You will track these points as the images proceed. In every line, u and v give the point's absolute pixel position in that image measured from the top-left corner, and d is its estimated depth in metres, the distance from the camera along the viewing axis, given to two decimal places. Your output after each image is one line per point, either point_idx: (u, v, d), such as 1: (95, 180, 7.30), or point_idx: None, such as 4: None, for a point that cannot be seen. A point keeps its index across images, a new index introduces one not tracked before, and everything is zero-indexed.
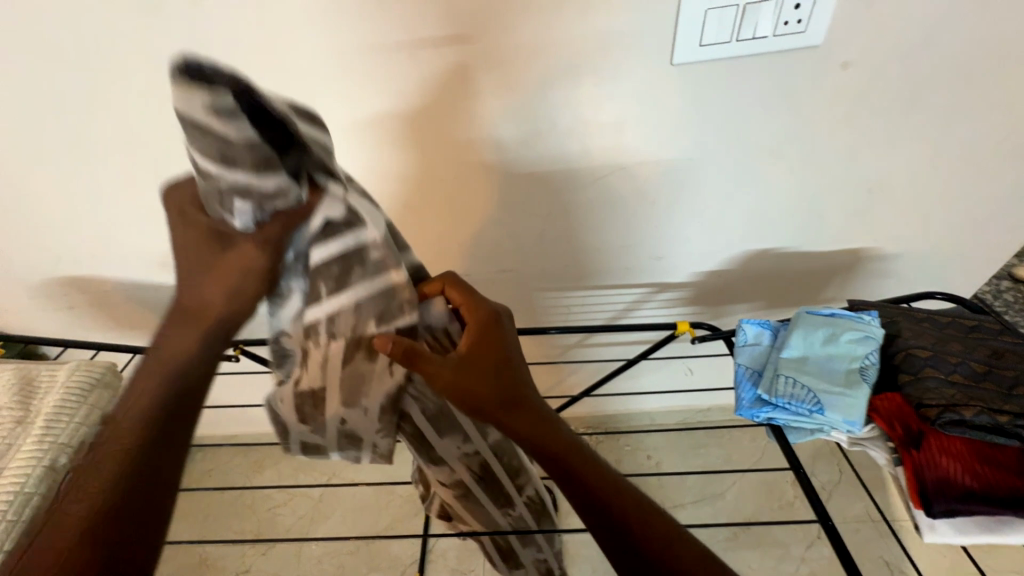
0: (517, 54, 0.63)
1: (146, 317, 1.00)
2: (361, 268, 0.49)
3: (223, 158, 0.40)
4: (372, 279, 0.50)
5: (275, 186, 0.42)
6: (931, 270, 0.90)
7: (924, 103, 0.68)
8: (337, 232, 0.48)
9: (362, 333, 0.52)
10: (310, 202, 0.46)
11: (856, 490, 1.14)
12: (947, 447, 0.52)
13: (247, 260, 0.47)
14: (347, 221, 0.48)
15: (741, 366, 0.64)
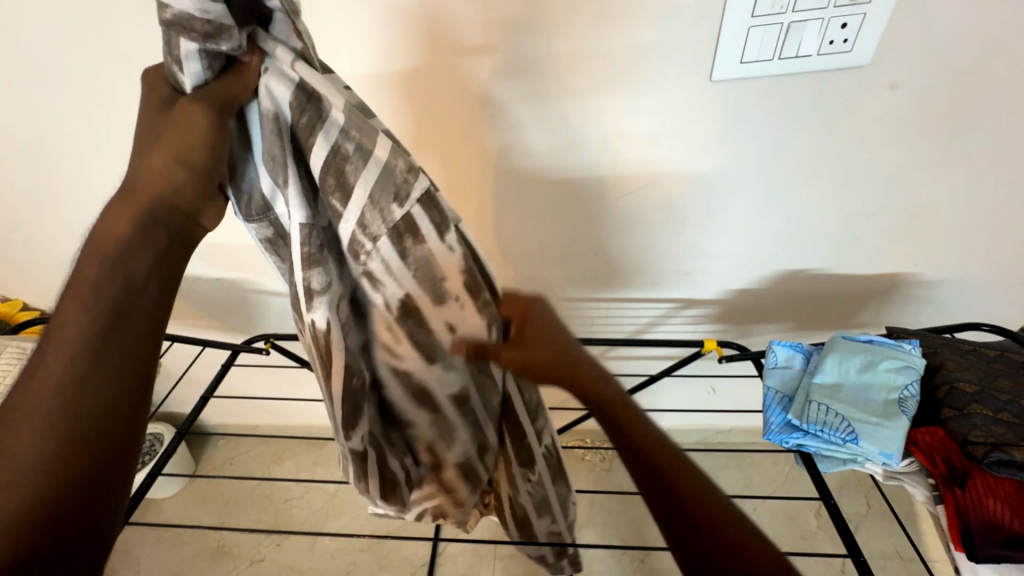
0: (554, 65, 0.64)
1: (182, 307, 1.04)
2: (359, 152, 0.39)
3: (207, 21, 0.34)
4: (367, 172, 0.40)
5: (216, 22, 0.34)
6: (978, 299, 0.86)
7: (977, 125, 0.65)
8: (315, 127, 0.39)
9: (393, 219, 0.41)
10: (277, 86, 0.38)
11: (885, 525, 1.09)
12: (995, 488, 0.49)
13: (197, 129, 0.37)
14: (323, 103, 0.39)
15: (771, 390, 0.62)
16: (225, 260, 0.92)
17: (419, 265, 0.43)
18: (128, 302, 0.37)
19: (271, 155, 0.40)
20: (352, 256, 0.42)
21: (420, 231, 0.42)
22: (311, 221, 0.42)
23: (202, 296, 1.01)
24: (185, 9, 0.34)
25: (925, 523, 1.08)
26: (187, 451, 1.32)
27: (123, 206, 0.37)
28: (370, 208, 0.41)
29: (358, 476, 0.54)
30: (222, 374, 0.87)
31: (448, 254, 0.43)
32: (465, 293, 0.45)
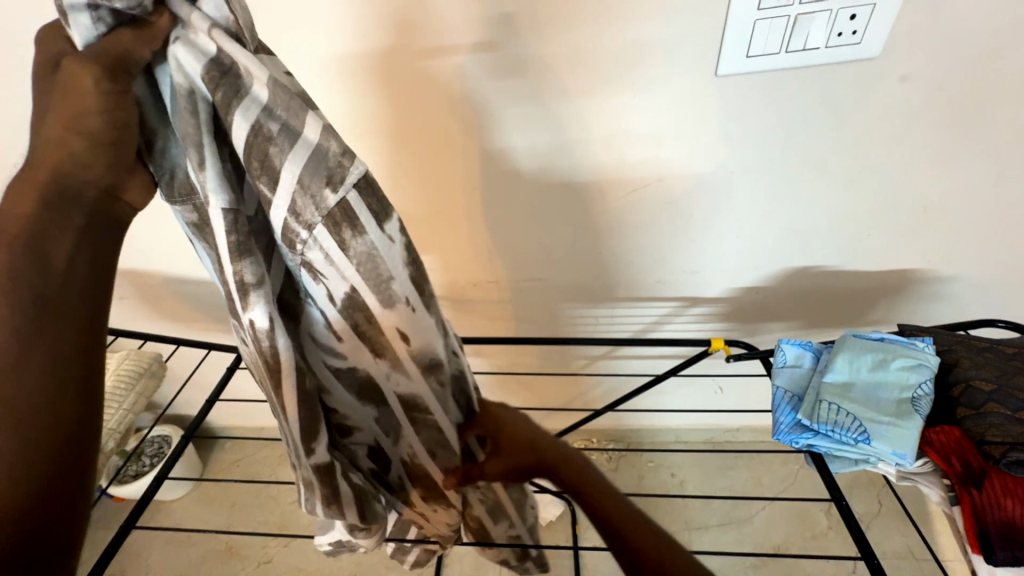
0: (556, 62, 0.63)
1: (189, 311, 1.05)
2: (292, 132, 0.38)
3: None
4: (292, 152, 0.38)
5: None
6: (993, 295, 0.84)
7: (990, 118, 0.64)
8: (231, 103, 0.36)
9: (325, 205, 0.39)
10: (189, 56, 0.36)
11: (897, 524, 1.07)
12: (1012, 488, 0.48)
13: (84, 95, 0.35)
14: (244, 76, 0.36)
15: (779, 389, 0.61)
16: None
17: (359, 258, 0.40)
18: (60, 290, 0.37)
19: (188, 134, 0.37)
20: (287, 243, 0.40)
21: (359, 222, 0.40)
22: (234, 207, 0.39)
23: (207, 300, 1.01)
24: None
25: (939, 523, 1.06)
26: (195, 453, 1.32)
27: (30, 183, 0.37)
28: (299, 193, 0.38)
29: (321, 495, 0.51)
30: (228, 377, 0.87)
31: (388, 246, 0.41)
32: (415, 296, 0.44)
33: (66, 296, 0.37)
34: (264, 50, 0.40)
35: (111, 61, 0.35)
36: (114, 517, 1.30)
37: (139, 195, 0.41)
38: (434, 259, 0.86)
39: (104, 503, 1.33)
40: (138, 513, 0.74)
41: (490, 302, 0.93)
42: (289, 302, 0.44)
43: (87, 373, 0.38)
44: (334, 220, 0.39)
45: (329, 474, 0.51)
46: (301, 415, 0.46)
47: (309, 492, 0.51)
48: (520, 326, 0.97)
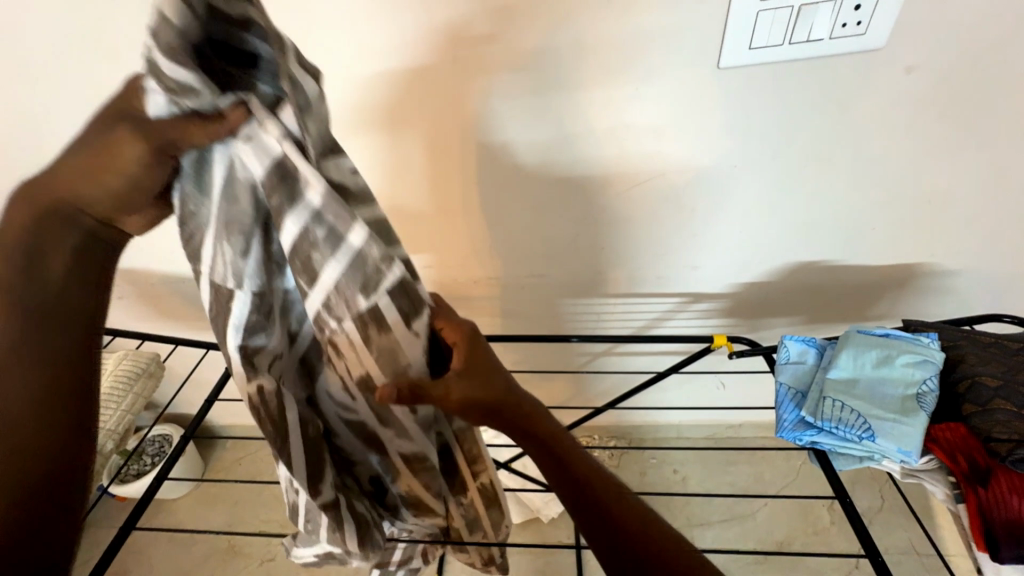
0: (555, 55, 0.62)
1: (187, 310, 1.05)
2: (337, 239, 0.39)
3: (178, 85, 0.33)
4: (332, 259, 0.40)
5: (185, 85, 0.33)
6: (997, 288, 0.83)
7: (996, 109, 0.63)
8: (284, 209, 0.38)
9: (357, 308, 0.42)
10: (253, 156, 0.37)
11: (899, 519, 1.07)
12: (1019, 486, 0.47)
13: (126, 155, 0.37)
14: (303, 185, 0.38)
15: (783, 386, 0.60)
16: None
17: (382, 353, 0.43)
18: (57, 303, 0.42)
19: (235, 216, 0.39)
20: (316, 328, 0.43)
21: (385, 323, 0.42)
22: (262, 288, 0.43)
23: (205, 298, 1.01)
24: (159, 62, 0.32)
25: (941, 517, 1.06)
26: (196, 452, 1.32)
27: (36, 196, 0.39)
28: (334, 294, 0.41)
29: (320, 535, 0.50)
30: (227, 377, 0.86)
31: (411, 342, 0.45)
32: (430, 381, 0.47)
33: (60, 303, 0.42)
34: (326, 152, 0.43)
35: (164, 141, 0.36)
36: (116, 517, 1.30)
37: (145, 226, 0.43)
38: (433, 257, 0.86)
39: (106, 502, 1.33)
40: (139, 514, 0.73)
41: (490, 300, 0.92)
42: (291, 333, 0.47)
43: (79, 373, 0.44)
44: (370, 321, 0.42)
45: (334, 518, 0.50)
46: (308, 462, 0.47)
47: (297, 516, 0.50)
48: (520, 324, 0.97)
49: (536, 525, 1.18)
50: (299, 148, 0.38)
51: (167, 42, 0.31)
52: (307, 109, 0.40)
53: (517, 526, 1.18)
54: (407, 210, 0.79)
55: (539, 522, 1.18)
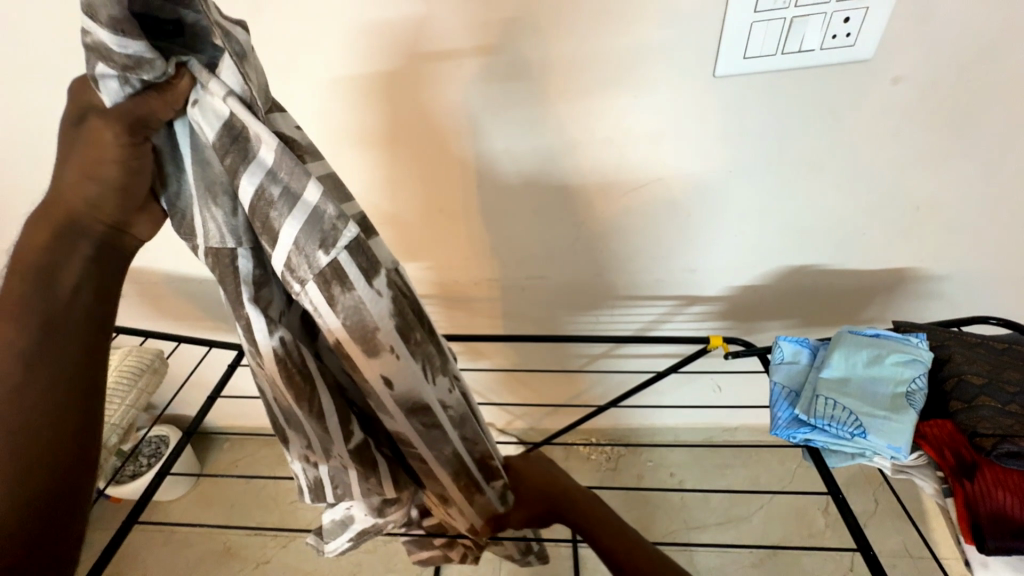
0: (555, 62, 0.64)
1: (188, 310, 1.05)
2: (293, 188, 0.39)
3: (132, 63, 0.35)
4: (288, 216, 0.38)
5: (136, 57, 0.35)
6: (985, 293, 0.86)
7: (980, 118, 0.65)
8: (239, 168, 0.38)
9: (316, 264, 0.39)
10: (204, 121, 0.38)
11: (893, 522, 1.08)
12: (1004, 480, 0.49)
13: (106, 145, 0.38)
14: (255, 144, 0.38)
15: (777, 385, 0.63)
16: None
17: (347, 314, 0.41)
18: (64, 312, 0.39)
19: (216, 184, 0.40)
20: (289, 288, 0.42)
21: (347, 279, 0.40)
22: (255, 249, 0.43)
23: (206, 298, 1.02)
24: (104, 40, 0.33)
25: (934, 520, 1.07)
26: (193, 453, 1.32)
27: (46, 217, 0.40)
28: (294, 252, 0.39)
29: (359, 482, 0.54)
30: (228, 375, 0.87)
31: (376, 300, 0.41)
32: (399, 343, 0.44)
33: (68, 313, 0.40)
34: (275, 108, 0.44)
35: (134, 122, 0.38)
36: (111, 519, 1.29)
37: (147, 229, 0.44)
38: (435, 258, 0.87)
39: (101, 504, 1.33)
40: (139, 511, 0.74)
41: (490, 302, 0.94)
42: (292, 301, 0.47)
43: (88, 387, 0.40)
44: (327, 281, 0.39)
45: (371, 461, 0.53)
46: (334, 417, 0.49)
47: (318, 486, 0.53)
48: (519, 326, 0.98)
49: None
50: (246, 107, 0.38)
51: (108, 15, 0.33)
52: (243, 57, 0.40)
53: None
54: (409, 213, 0.81)
55: None
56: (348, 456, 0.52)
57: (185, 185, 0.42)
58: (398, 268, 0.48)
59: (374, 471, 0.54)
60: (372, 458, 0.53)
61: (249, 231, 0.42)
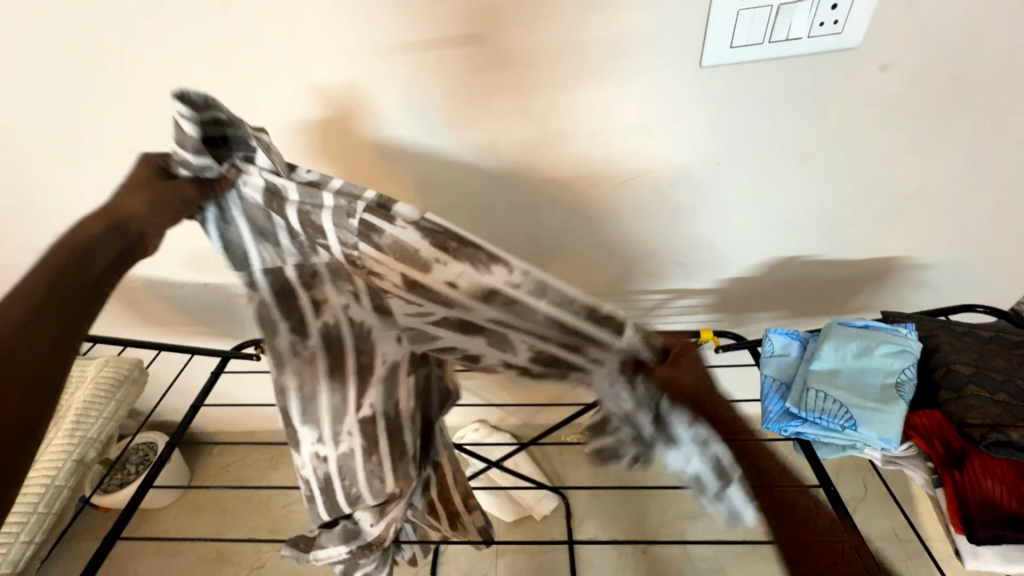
0: (538, 54, 0.62)
1: (170, 315, 1.03)
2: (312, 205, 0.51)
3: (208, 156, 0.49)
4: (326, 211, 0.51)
5: (203, 165, 0.49)
6: (970, 280, 0.86)
7: (965, 106, 0.65)
8: (281, 205, 0.52)
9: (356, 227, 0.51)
10: (253, 189, 0.52)
11: (882, 506, 1.10)
12: (993, 470, 0.49)
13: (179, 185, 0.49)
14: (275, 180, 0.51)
15: (767, 378, 0.62)
16: (210, 265, 0.91)
17: (392, 249, 0.51)
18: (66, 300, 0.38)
19: (265, 232, 0.54)
20: (344, 269, 0.55)
21: (378, 227, 0.51)
22: (301, 261, 0.56)
23: (188, 302, 0.99)
24: (188, 158, 0.49)
25: (922, 503, 1.09)
26: (182, 459, 1.30)
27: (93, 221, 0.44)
28: (342, 233, 0.52)
29: (375, 442, 0.65)
30: (212, 382, 0.85)
31: (406, 232, 0.51)
32: (438, 253, 0.51)
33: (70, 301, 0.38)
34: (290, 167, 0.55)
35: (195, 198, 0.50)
36: (99, 528, 1.27)
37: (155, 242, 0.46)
38: None
39: (89, 514, 1.30)
40: (124, 521, 0.72)
41: None
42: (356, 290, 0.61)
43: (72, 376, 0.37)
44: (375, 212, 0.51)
45: (385, 431, 0.65)
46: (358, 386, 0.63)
47: (361, 448, 0.65)
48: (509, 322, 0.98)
49: (528, 523, 1.18)
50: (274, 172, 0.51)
51: (193, 146, 0.48)
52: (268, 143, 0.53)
53: (511, 524, 1.18)
54: None
55: (532, 520, 1.19)
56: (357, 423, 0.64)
57: (235, 237, 0.55)
58: None
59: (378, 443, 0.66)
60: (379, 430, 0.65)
61: (298, 249, 0.55)
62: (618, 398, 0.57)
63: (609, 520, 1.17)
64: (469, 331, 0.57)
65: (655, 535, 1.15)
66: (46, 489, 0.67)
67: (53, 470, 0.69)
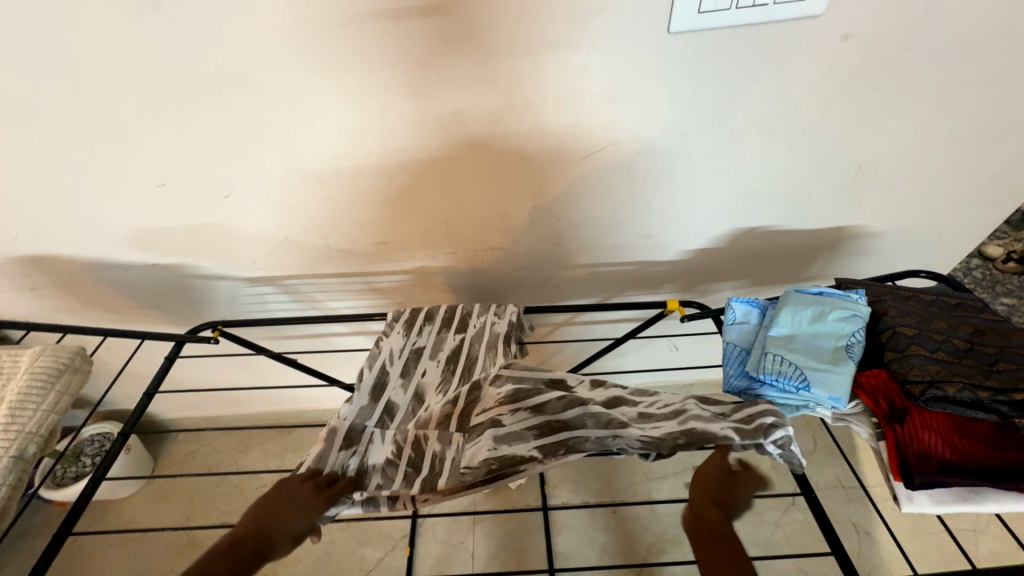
0: (505, 14, 0.58)
1: (116, 298, 0.96)
2: (337, 432, 0.65)
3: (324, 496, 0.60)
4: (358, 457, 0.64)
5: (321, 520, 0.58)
6: (915, 247, 0.92)
7: (921, 77, 0.67)
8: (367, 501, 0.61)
9: (377, 456, 0.64)
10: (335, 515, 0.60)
11: (830, 457, 1.20)
12: (929, 423, 0.52)
13: None
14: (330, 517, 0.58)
15: (729, 345, 0.65)
16: (157, 244, 0.85)
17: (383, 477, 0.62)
18: None
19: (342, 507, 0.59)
20: (346, 446, 0.64)
21: (360, 438, 0.65)
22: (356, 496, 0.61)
23: (136, 284, 0.93)
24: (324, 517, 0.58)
25: (865, 454, 1.19)
26: (142, 447, 1.25)
27: None
28: (370, 454, 0.64)
29: (473, 352, 0.73)
30: (168, 366, 0.79)
31: (377, 455, 0.64)
32: (416, 442, 0.65)
33: None
34: (331, 432, 0.65)
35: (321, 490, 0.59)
36: (56, 522, 1.21)
37: None
38: (392, 234, 0.85)
39: (42, 508, 1.24)
40: (75, 519, 0.65)
41: (447, 273, 0.94)
42: (386, 409, 0.69)
43: None
44: (399, 456, 0.64)
45: (462, 377, 0.71)
46: (443, 322, 0.76)
47: (489, 352, 0.73)
48: (482, 294, 0.99)
49: (504, 491, 1.21)
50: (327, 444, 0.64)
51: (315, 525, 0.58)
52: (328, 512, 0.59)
53: (487, 493, 1.21)
54: (359, 185, 0.76)
55: (507, 488, 1.21)
56: (540, 444, 0.61)
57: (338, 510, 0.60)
58: (379, 400, 0.69)
59: (459, 342, 0.75)
60: (481, 390, 0.69)
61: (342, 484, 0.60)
62: (602, 416, 0.62)
63: (583, 483, 1.22)
64: (474, 426, 0.65)
65: (624, 497, 1.19)
66: None
67: None
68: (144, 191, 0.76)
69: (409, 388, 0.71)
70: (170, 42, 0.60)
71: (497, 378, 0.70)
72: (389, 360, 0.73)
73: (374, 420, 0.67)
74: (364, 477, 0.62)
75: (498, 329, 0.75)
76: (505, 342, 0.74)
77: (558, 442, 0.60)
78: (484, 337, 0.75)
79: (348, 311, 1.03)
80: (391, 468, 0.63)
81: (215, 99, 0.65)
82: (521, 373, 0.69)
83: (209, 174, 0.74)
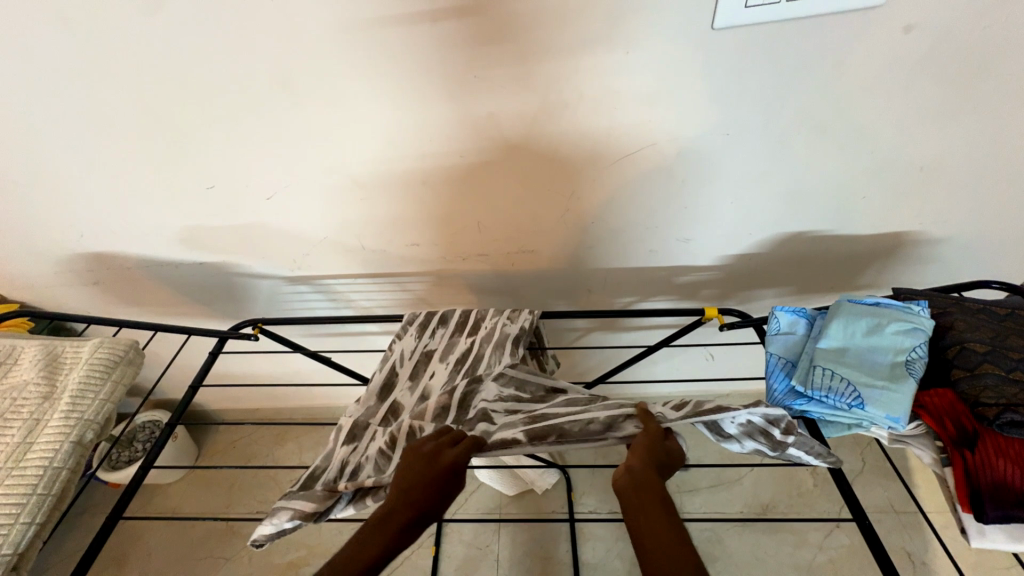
0: (541, 11, 0.57)
1: (168, 294, 1.02)
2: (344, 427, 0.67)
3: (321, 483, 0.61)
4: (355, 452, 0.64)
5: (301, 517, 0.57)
6: (984, 255, 0.85)
7: (995, 70, 0.61)
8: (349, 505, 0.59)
9: (372, 449, 0.64)
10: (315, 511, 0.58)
11: (881, 479, 1.12)
12: (1006, 450, 0.47)
13: None
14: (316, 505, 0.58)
15: (773, 356, 0.62)
16: (205, 243, 0.89)
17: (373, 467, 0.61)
18: None
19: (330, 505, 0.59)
20: (349, 439, 0.66)
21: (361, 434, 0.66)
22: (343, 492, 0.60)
23: (185, 281, 0.98)
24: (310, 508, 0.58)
25: (922, 478, 1.10)
26: (188, 436, 1.31)
27: None
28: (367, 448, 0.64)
29: (481, 350, 0.72)
30: (211, 360, 0.82)
31: (372, 448, 0.64)
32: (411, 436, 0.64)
33: None
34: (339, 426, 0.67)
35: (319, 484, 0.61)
36: (110, 502, 1.29)
37: None
38: (425, 237, 0.86)
39: (99, 489, 1.33)
40: (127, 502, 0.69)
41: (478, 275, 0.93)
42: (391, 409, 0.69)
43: None
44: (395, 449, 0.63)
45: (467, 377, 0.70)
46: (456, 326, 0.75)
47: (496, 350, 0.72)
48: (512, 296, 0.99)
49: (530, 496, 1.20)
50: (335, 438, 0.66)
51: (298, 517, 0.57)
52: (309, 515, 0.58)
53: (513, 496, 1.20)
54: (394, 187, 0.77)
55: (534, 494, 1.20)
56: (529, 429, 0.58)
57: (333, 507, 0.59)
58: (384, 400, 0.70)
59: (469, 344, 0.73)
60: (481, 387, 0.68)
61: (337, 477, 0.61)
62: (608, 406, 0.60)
63: (612, 493, 1.19)
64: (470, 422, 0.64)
65: None
66: (44, 470, 0.62)
67: (49, 453, 0.63)
68: (194, 192, 0.80)
69: (416, 389, 0.71)
70: (218, 50, 0.62)
71: (500, 377, 0.68)
72: (400, 361, 0.74)
73: (379, 419, 0.68)
74: (358, 469, 0.61)
75: (509, 326, 0.74)
76: (513, 338, 0.72)
77: (549, 428, 0.57)
78: (494, 337, 0.73)
79: (382, 311, 1.05)
80: (383, 459, 0.62)
81: (259, 104, 0.68)
82: (524, 375, 0.68)
83: (255, 177, 0.77)
